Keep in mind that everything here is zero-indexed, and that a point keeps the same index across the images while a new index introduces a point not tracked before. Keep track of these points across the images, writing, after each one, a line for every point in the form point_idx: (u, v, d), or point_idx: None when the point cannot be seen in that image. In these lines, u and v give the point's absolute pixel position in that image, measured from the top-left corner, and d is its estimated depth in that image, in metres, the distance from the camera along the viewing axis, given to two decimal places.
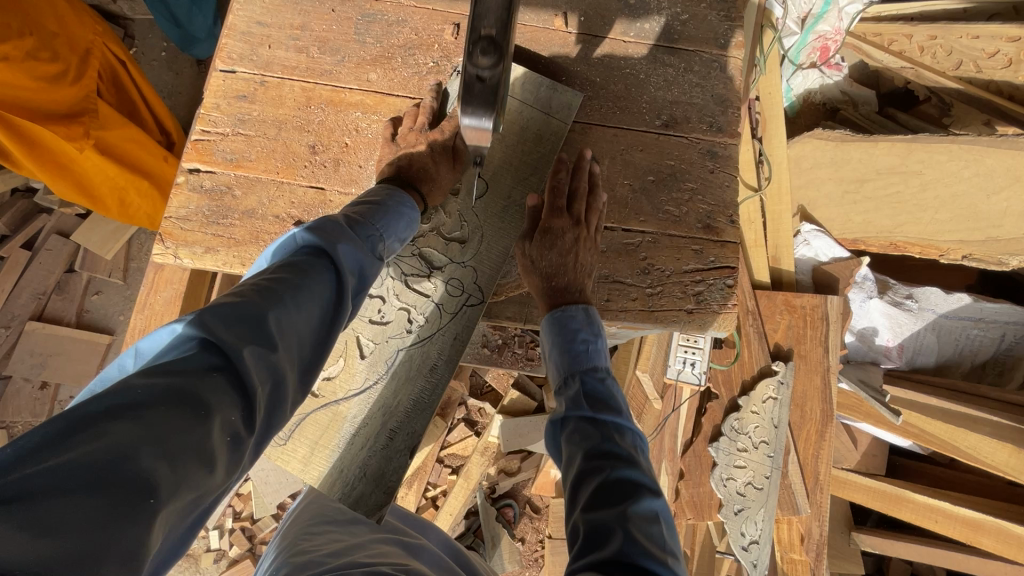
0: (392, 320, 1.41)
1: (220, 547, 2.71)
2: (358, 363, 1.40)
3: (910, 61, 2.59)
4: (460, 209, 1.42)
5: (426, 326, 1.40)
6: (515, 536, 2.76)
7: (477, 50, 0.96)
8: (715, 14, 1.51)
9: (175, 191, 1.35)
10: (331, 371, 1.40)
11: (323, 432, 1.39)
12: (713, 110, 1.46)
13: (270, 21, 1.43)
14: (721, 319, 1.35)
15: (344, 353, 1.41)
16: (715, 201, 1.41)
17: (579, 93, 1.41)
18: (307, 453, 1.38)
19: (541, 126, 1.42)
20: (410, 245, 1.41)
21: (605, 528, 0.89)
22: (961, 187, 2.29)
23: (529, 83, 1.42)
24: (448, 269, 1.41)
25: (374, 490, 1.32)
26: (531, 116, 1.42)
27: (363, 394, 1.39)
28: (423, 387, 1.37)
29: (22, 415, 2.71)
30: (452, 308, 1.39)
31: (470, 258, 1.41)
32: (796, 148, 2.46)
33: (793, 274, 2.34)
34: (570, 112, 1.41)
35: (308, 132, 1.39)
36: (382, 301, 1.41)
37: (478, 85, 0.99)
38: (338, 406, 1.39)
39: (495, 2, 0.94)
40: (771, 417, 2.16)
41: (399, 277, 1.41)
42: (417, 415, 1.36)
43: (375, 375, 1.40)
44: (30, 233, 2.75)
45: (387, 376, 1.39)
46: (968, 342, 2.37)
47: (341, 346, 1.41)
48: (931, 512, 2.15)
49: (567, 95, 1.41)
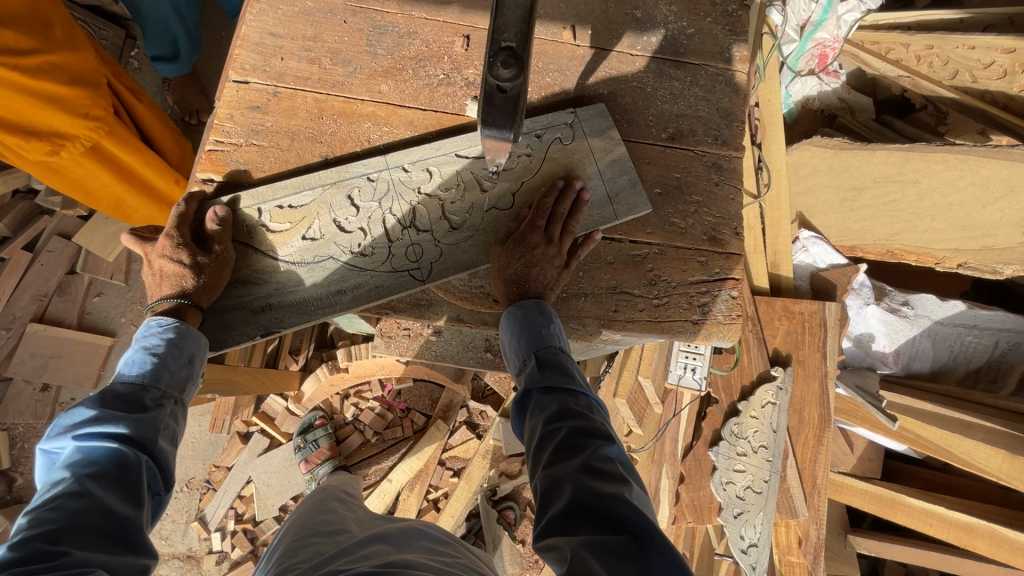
0: (352, 233, 1.38)
1: (222, 549, 2.73)
2: (297, 238, 1.38)
3: (906, 70, 2.64)
4: (474, 201, 1.41)
5: (368, 261, 1.37)
6: (516, 538, 2.78)
7: (499, 62, 1.01)
8: (720, 28, 1.54)
9: (190, 202, 1.38)
10: (275, 225, 1.37)
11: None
12: (718, 123, 1.49)
13: (284, 32, 1.45)
14: (727, 330, 1.37)
15: (294, 222, 1.37)
16: (720, 213, 1.43)
17: (648, 207, 1.40)
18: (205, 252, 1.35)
19: (597, 201, 1.41)
20: (413, 196, 1.40)
21: (620, 547, 0.94)
22: (956, 197, 2.33)
23: (618, 162, 1.43)
24: (422, 235, 1.39)
25: (220, 329, 1.33)
26: (594, 187, 1.43)
27: (277, 265, 1.37)
28: (318, 292, 1.36)
29: (23, 417, 2.71)
30: (397, 258, 1.38)
31: (446, 241, 1.39)
32: (793, 154, 2.48)
33: (791, 279, 2.38)
34: (629, 213, 1.40)
35: (321, 144, 1.41)
36: (357, 213, 1.39)
37: (499, 95, 1.03)
38: (254, 250, 1.37)
39: (515, 17, 1.05)
40: (770, 421, 2.20)
41: (384, 209, 1.39)
42: (293, 310, 1.35)
43: (300, 259, 1.37)
44: (31, 234, 2.75)
45: (307, 268, 1.37)
46: (963, 349, 2.41)
47: (300, 214, 1.38)
48: (927, 517, 2.19)
49: (637, 203, 1.40)
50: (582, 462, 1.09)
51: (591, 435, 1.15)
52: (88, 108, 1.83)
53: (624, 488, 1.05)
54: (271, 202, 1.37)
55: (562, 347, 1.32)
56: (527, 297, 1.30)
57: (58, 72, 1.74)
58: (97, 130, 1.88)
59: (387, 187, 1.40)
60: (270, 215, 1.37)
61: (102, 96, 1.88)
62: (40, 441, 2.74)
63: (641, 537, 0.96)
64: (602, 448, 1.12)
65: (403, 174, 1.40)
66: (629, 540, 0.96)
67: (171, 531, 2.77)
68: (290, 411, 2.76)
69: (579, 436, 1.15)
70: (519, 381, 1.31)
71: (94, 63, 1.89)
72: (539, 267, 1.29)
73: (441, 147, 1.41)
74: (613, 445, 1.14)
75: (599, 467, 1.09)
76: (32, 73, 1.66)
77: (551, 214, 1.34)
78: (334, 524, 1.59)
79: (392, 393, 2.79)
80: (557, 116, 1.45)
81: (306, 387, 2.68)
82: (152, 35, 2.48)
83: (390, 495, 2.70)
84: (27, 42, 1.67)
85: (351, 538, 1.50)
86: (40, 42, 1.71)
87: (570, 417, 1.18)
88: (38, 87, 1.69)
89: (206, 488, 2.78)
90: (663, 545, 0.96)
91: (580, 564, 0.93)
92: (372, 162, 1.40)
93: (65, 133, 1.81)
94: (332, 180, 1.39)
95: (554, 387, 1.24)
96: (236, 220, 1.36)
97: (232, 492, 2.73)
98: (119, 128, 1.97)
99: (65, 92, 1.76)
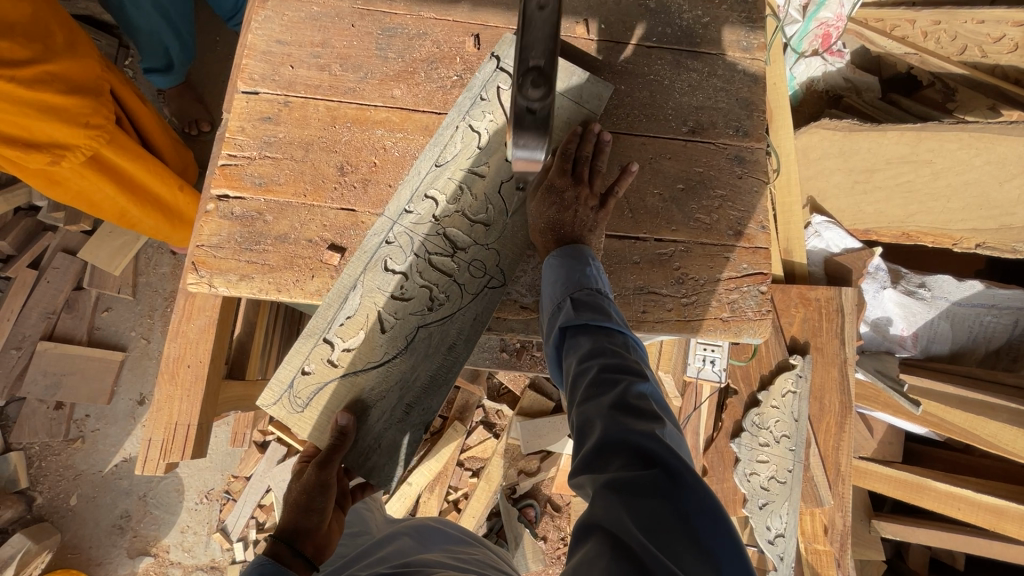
0: (415, 297, 1.38)
1: (245, 558, 2.70)
2: (379, 337, 1.37)
3: (913, 46, 2.56)
4: (486, 191, 1.39)
5: (448, 304, 1.38)
6: (537, 535, 2.77)
7: (529, 83, 1.06)
8: (736, 16, 1.50)
9: (206, 219, 1.34)
10: (350, 342, 1.36)
11: (337, 403, 1.36)
12: (738, 114, 1.45)
13: (291, 39, 1.42)
14: (757, 326, 1.37)
15: (363, 327, 1.36)
16: (744, 207, 1.41)
17: (610, 84, 1.40)
18: (322, 418, 1.36)
19: (571, 115, 1.40)
20: (434, 224, 1.38)
21: (651, 484, 0.92)
22: (972, 175, 2.30)
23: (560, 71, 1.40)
24: (471, 250, 1.39)
25: (389, 458, 1.36)
26: (561, 105, 1.40)
27: (382, 370, 1.37)
28: (441, 364, 1.37)
29: (39, 436, 2.70)
30: (472, 289, 1.38)
31: (494, 241, 1.39)
32: (802, 138, 2.42)
33: (805, 266, 2.29)
34: (600, 103, 1.40)
35: (336, 153, 1.38)
36: (405, 277, 1.37)
37: (528, 115, 1.10)
38: (356, 376, 1.36)
39: (541, 37, 1.06)
40: (791, 410, 2.15)
41: (423, 255, 1.38)
42: (434, 391, 1.37)
43: (395, 348, 1.37)
44: (36, 252, 2.71)
45: (406, 351, 1.37)
46: (982, 329, 2.39)
47: (361, 319, 1.36)
48: (953, 500, 2.18)
49: (597, 84, 1.40)
50: (616, 399, 1.05)
51: (623, 370, 1.11)
52: (88, 118, 1.78)
53: (659, 426, 1.01)
54: (327, 324, 1.35)
55: (598, 286, 1.25)
56: (575, 242, 1.30)
57: (57, 82, 1.70)
58: (98, 139, 1.83)
59: (405, 234, 1.37)
60: (336, 336, 1.36)
61: (103, 105, 1.83)
62: (57, 459, 2.74)
63: (673, 474, 0.93)
64: (636, 385, 1.08)
65: (411, 216, 1.37)
66: (660, 475, 0.93)
67: (193, 543, 2.76)
68: None
69: (610, 373, 1.10)
70: (553, 322, 1.26)
71: (96, 71, 1.85)
72: (573, 210, 1.31)
73: (421, 166, 1.38)
74: (647, 383, 1.09)
75: (633, 404, 1.04)
76: (28, 82, 1.62)
77: (576, 157, 1.34)
78: (355, 526, 1.55)
79: None
80: (485, 70, 1.40)
81: None
82: (145, 48, 2.44)
83: (411, 498, 2.66)
84: (24, 51, 1.64)
85: (371, 540, 1.50)
86: (39, 51, 1.67)
87: (605, 356, 1.13)
88: (36, 97, 1.64)
89: (226, 498, 2.75)
90: (693, 481, 0.93)
91: (605, 506, 0.92)
92: (377, 228, 1.36)
93: (66, 143, 1.76)
94: (362, 265, 1.35)
95: (591, 326, 1.18)
96: (313, 369, 1.36)
97: (251, 502, 2.70)
98: (120, 136, 1.91)
99: (63, 101, 1.71)
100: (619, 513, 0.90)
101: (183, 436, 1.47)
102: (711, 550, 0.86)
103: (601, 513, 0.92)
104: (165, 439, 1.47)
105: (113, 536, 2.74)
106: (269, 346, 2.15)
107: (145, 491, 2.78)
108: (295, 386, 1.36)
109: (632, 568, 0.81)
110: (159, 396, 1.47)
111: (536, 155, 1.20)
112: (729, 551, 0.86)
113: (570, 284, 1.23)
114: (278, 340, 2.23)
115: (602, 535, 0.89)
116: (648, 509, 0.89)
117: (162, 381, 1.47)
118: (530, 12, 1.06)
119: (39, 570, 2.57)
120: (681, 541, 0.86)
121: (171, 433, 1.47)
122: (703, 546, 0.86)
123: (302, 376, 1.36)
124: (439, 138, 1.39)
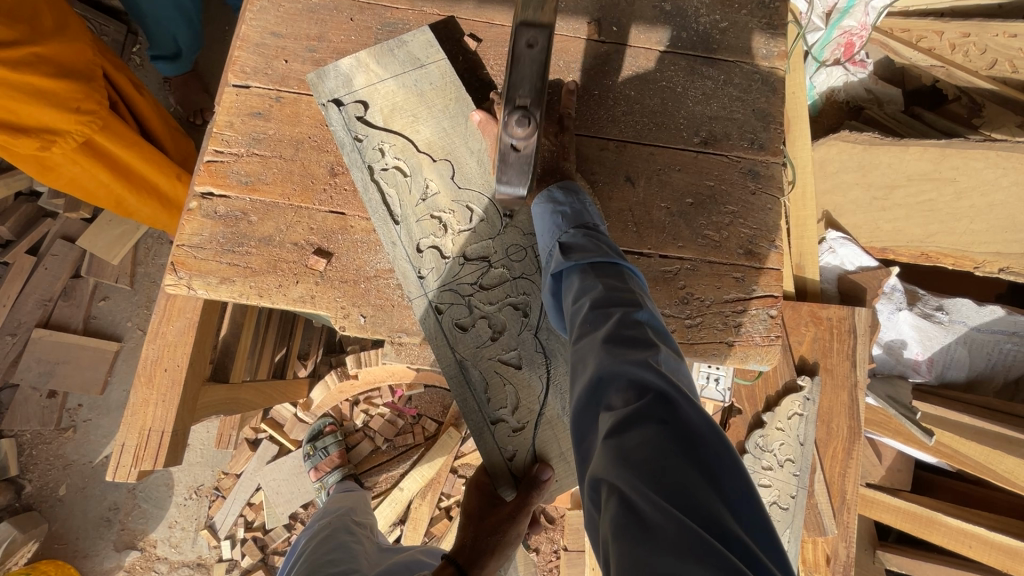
0: (506, 322, 1.33)
1: (232, 557, 2.65)
2: (520, 374, 1.33)
3: (940, 58, 2.45)
4: (462, 197, 1.35)
5: (533, 296, 1.34)
6: (530, 547, 2.67)
7: (514, 120, 1.05)
8: (756, 21, 1.42)
9: (188, 217, 1.28)
10: (510, 402, 1.32)
11: (560, 443, 1.32)
12: (754, 126, 1.38)
13: (286, 32, 1.37)
14: (765, 352, 1.29)
15: (505, 380, 1.32)
16: (757, 224, 1.34)
17: (424, 28, 1.35)
18: (567, 464, 1.32)
19: (426, 83, 1.35)
20: (453, 259, 1.33)
21: (645, 414, 0.86)
22: (998, 197, 2.20)
23: (376, 58, 1.35)
24: (496, 248, 1.34)
25: None
26: (413, 80, 1.34)
27: (553, 391, 1.32)
28: None
29: (30, 424, 2.67)
30: (534, 270, 1.34)
31: (506, 223, 1.34)
32: (820, 150, 2.33)
33: (818, 283, 2.19)
34: (434, 49, 1.35)
35: (327, 153, 1.34)
36: (483, 318, 1.33)
37: (512, 153, 1.09)
38: (545, 414, 1.32)
39: (529, 74, 1.06)
40: (797, 434, 2.04)
41: (475, 288, 1.34)
42: None
43: (540, 368, 1.33)
44: (35, 238, 2.68)
45: (550, 359, 1.33)
46: (1001, 357, 2.28)
47: (496, 380, 1.32)
48: (964, 537, 2.08)
49: (417, 36, 1.35)
50: (609, 333, 0.99)
51: (615, 302, 1.04)
52: (79, 102, 1.73)
53: (653, 352, 0.95)
54: (481, 413, 1.31)
55: (588, 222, 1.19)
56: (562, 178, 1.27)
57: (45, 64, 1.64)
58: (90, 125, 1.78)
59: (442, 289, 1.32)
60: (498, 410, 1.32)
61: (95, 90, 1.78)
62: (48, 447, 2.72)
63: (669, 400, 0.87)
64: (630, 315, 1.01)
65: (433, 275, 1.32)
66: (655, 403, 0.87)
67: (181, 539, 2.73)
68: (299, 417, 2.59)
69: (602, 308, 1.04)
70: (549, 268, 1.21)
71: (88, 55, 1.80)
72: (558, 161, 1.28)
73: (390, 237, 1.31)
74: (642, 310, 1.03)
75: (627, 335, 0.98)
76: (15, 65, 1.57)
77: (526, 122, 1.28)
78: (344, 561, 1.49)
79: (403, 399, 2.58)
80: (333, 118, 1.31)
81: (316, 394, 2.48)
82: (154, 34, 2.39)
83: (402, 504, 2.42)
84: (9, 33, 1.58)
85: None
86: (24, 33, 1.62)
87: (597, 290, 1.06)
88: (23, 80, 1.58)
89: (215, 495, 2.71)
90: (689, 405, 0.87)
91: (602, 450, 0.87)
92: (421, 312, 1.31)
93: (55, 128, 1.71)
94: (447, 344, 1.31)
95: (582, 264, 1.12)
96: (514, 451, 1.31)
97: (240, 501, 2.65)
98: (113, 122, 1.87)
99: (51, 85, 1.65)
100: (612, 452, 0.85)
101: (156, 444, 1.42)
102: (711, 469, 0.81)
103: (597, 458, 0.87)
104: (138, 444, 1.41)
105: (101, 528, 2.72)
106: (259, 345, 2.22)
107: (135, 485, 2.75)
108: (517, 474, 1.30)
109: (626, 511, 0.77)
110: (134, 399, 1.42)
111: (520, 195, 1.15)
112: (732, 471, 0.81)
113: (560, 226, 1.20)
114: (272, 338, 2.32)
115: (600, 481, 0.84)
116: (642, 442, 0.83)
117: (138, 384, 1.42)
118: (519, 50, 1.06)
119: (25, 560, 2.54)
120: (679, 465, 0.80)
121: (144, 440, 1.41)
122: (704, 466, 0.81)
123: (512, 462, 1.31)
124: (372, 208, 1.31)
